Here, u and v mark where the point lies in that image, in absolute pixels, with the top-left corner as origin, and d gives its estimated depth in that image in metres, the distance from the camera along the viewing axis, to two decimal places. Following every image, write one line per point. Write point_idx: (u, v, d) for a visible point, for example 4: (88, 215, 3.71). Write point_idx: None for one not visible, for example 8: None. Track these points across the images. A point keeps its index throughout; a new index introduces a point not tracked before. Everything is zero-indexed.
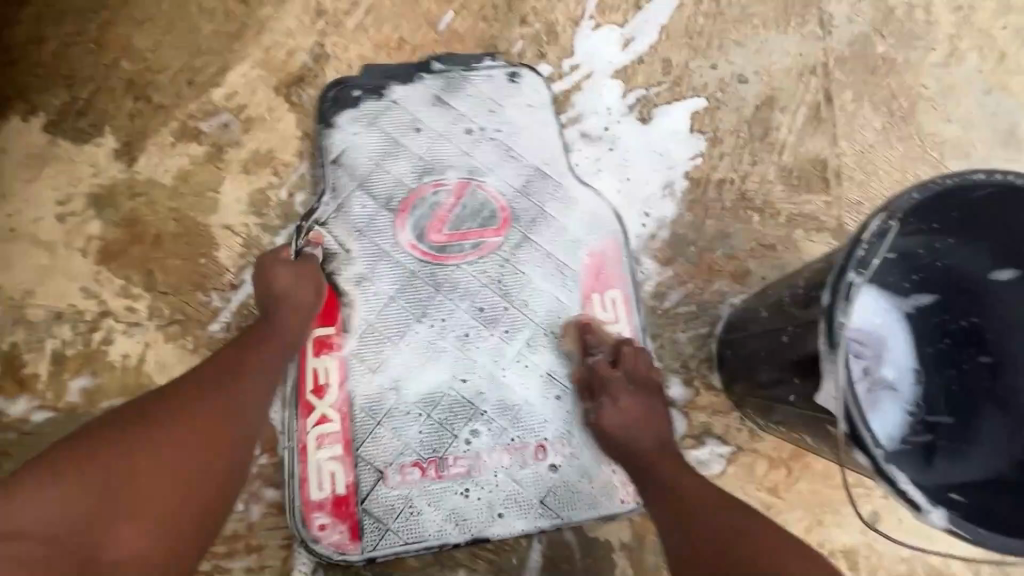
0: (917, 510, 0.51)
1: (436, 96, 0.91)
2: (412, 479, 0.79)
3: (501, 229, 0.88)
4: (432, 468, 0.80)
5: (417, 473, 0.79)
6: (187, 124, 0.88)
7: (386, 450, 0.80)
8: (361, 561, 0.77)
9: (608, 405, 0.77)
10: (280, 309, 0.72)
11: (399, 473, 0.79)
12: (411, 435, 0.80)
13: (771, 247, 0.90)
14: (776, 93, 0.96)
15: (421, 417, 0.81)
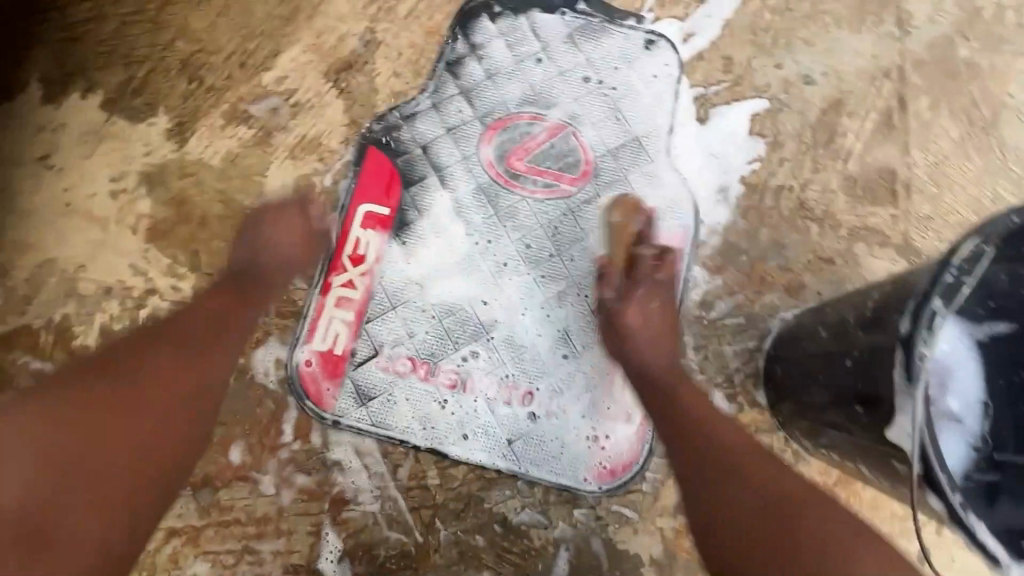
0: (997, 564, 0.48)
1: (570, 35, 0.91)
2: (401, 371, 0.82)
3: (577, 181, 0.87)
4: (423, 369, 0.83)
5: (410, 367, 0.83)
6: (238, 106, 0.89)
7: (392, 335, 0.84)
8: (327, 420, 0.81)
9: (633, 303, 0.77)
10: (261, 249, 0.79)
11: (393, 360, 0.83)
12: (418, 336, 0.84)
13: (830, 260, 0.85)
14: (844, 97, 0.90)
15: (433, 321, 0.84)
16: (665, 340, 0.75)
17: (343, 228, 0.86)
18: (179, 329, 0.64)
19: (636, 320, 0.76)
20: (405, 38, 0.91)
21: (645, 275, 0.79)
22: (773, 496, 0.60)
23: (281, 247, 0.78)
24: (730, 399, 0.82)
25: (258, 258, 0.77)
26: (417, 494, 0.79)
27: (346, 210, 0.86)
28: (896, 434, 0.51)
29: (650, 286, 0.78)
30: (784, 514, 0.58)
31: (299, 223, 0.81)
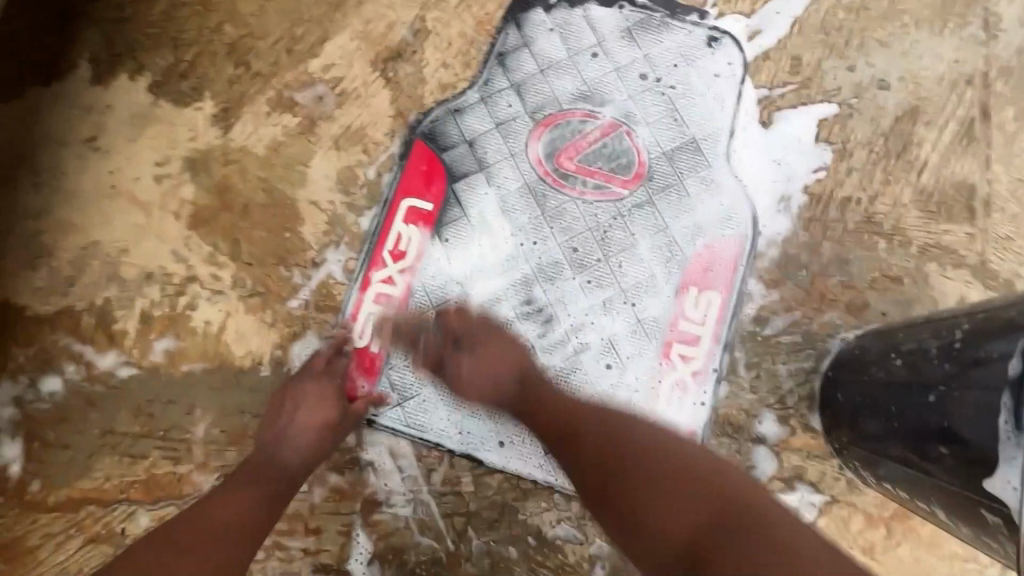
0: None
1: (628, 29, 0.87)
2: None
3: (629, 183, 0.84)
4: None
5: None
6: (283, 94, 0.87)
7: None
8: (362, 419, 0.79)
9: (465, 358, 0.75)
10: (288, 405, 0.74)
11: None
12: None
13: (897, 279, 0.80)
14: (921, 104, 0.84)
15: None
16: (513, 350, 0.75)
17: (386, 222, 0.84)
18: (216, 525, 0.62)
19: (463, 372, 0.74)
20: (456, 27, 0.88)
21: (463, 325, 0.77)
22: (610, 439, 0.62)
23: (293, 445, 0.71)
24: (782, 422, 0.78)
25: (272, 452, 0.71)
26: (450, 500, 0.77)
27: (388, 205, 0.84)
28: (997, 487, 0.48)
29: (478, 338, 0.75)
30: (615, 458, 0.60)
31: (328, 394, 0.75)
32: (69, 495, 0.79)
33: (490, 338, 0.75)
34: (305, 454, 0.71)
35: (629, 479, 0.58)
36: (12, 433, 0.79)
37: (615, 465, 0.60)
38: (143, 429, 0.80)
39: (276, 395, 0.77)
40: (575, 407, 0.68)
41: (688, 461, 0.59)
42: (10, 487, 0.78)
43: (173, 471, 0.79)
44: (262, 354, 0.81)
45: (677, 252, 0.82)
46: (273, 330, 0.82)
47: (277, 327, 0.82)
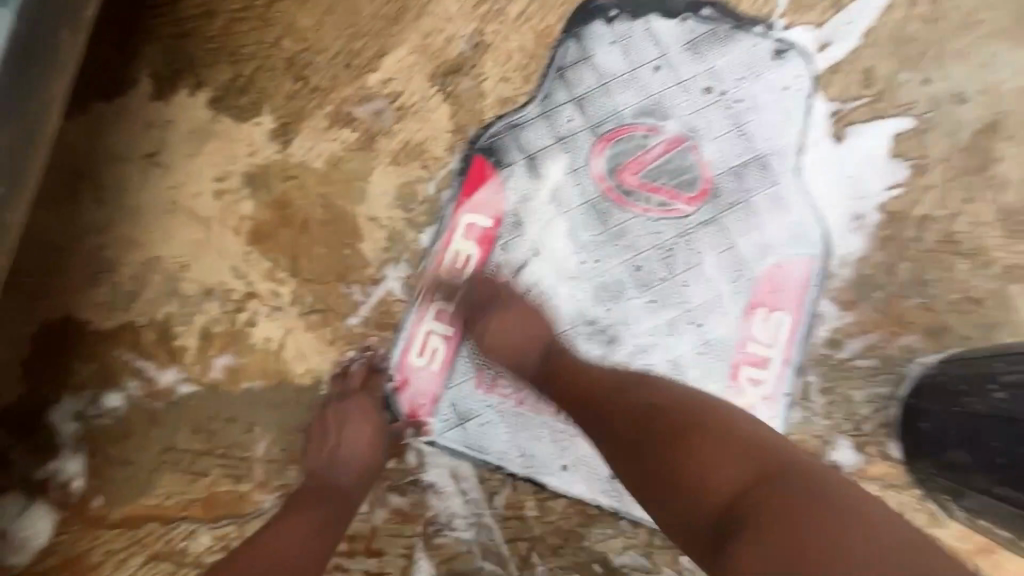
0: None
1: (691, 42, 0.85)
2: (500, 394, 0.79)
3: (694, 200, 0.81)
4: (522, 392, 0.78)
5: (508, 390, 0.79)
6: (341, 109, 0.86)
7: None
8: (422, 441, 0.78)
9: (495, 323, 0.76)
10: (331, 425, 0.76)
11: (491, 382, 0.79)
12: None
13: (979, 301, 0.76)
14: (1002, 118, 0.80)
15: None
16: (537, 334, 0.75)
17: (445, 239, 0.83)
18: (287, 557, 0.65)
19: (494, 330, 0.75)
20: (515, 41, 0.86)
21: (494, 284, 0.79)
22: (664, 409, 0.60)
23: (346, 463, 0.74)
24: (858, 450, 0.75)
25: (324, 473, 0.73)
26: (514, 525, 0.75)
27: (448, 221, 0.83)
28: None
29: (514, 301, 0.77)
30: (668, 425, 0.58)
31: (372, 411, 0.77)
32: (131, 512, 0.78)
33: (518, 300, 0.77)
34: (359, 471, 0.74)
35: (685, 443, 0.56)
36: (75, 449, 0.79)
37: (653, 423, 0.59)
38: (205, 446, 0.80)
39: (316, 417, 0.78)
40: (604, 382, 0.67)
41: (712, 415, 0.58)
42: (72, 502, 0.78)
43: (233, 490, 0.79)
44: (322, 372, 0.81)
45: (745, 271, 0.79)
46: (333, 348, 0.81)
47: (336, 345, 0.81)
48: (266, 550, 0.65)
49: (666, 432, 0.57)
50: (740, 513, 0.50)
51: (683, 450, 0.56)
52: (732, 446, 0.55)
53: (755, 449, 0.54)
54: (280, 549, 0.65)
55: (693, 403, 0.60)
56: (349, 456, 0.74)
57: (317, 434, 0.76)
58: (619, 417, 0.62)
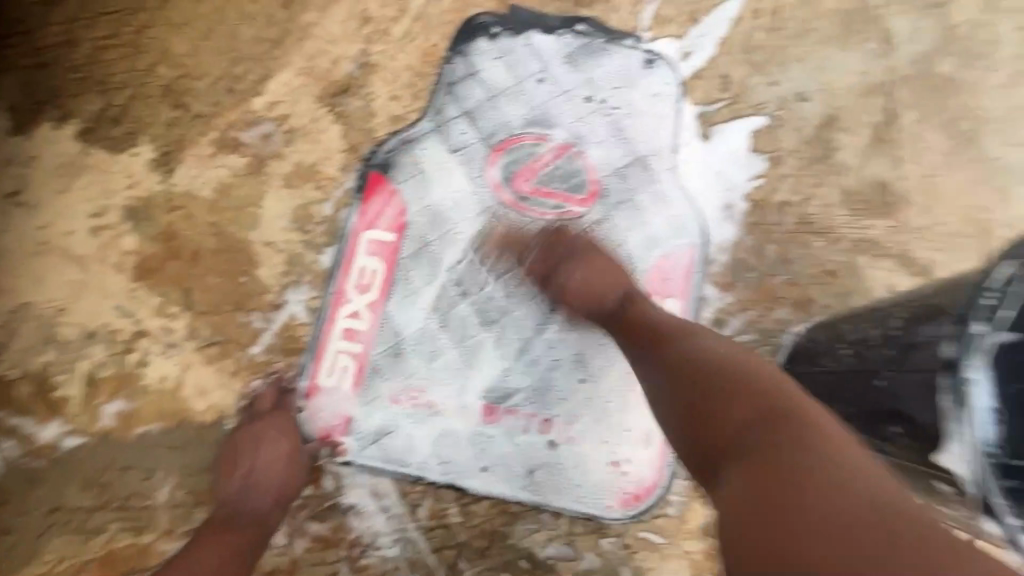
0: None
1: (570, 55, 0.91)
2: (415, 404, 0.79)
3: (585, 201, 0.86)
4: (437, 400, 0.79)
5: (422, 400, 0.79)
6: (227, 134, 0.84)
7: (403, 366, 0.80)
8: (339, 462, 0.77)
9: (576, 271, 0.78)
10: (241, 448, 0.74)
11: (405, 393, 0.79)
12: (432, 366, 0.80)
13: (834, 274, 0.87)
14: (837, 113, 0.92)
15: (447, 351, 0.81)
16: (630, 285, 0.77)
17: (347, 258, 0.82)
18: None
19: (576, 281, 0.77)
20: (401, 60, 0.89)
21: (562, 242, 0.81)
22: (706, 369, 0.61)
23: (258, 487, 0.71)
24: None
25: (236, 500, 0.71)
26: (439, 534, 0.76)
27: (349, 238, 0.83)
28: (946, 460, 0.56)
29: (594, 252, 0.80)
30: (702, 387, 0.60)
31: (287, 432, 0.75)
32: None
33: (592, 254, 0.79)
34: (274, 495, 0.72)
35: (712, 398, 0.59)
36: None
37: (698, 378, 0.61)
38: (98, 501, 0.74)
39: (226, 446, 0.76)
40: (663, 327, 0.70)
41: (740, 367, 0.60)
42: None
43: (136, 543, 0.74)
44: (227, 406, 0.78)
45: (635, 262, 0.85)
46: (236, 379, 0.78)
47: (240, 376, 0.78)
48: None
49: (706, 392, 0.60)
50: (753, 446, 0.53)
51: (718, 404, 0.58)
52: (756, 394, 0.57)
53: (777, 397, 0.57)
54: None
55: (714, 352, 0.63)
56: (259, 480, 0.72)
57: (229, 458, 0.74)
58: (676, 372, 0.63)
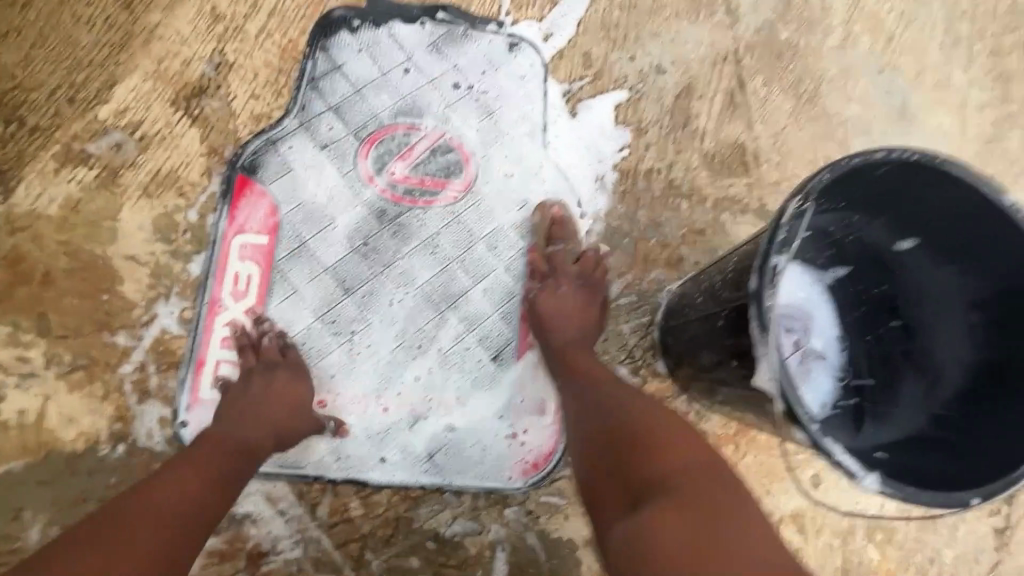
0: (852, 477, 0.51)
1: (434, 43, 0.91)
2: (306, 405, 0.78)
3: (462, 187, 0.88)
4: (329, 398, 0.79)
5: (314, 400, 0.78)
6: (72, 146, 0.80)
7: None
8: None
9: (548, 290, 0.81)
10: (267, 378, 0.73)
11: None
12: (320, 365, 0.79)
13: (701, 231, 0.93)
14: (693, 82, 0.98)
15: (335, 348, 0.80)
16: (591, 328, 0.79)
17: (219, 265, 0.79)
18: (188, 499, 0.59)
19: (549, 303, 0.80)
20: (260, 57, 0.86)
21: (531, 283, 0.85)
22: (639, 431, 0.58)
23: (267, 418, 0.70)
24: (634, 374, 0.87)
25: (245, 424, 0.68)
26: (342, 530, 0.76)
27: (219, 245, 0.80)
28: (761, 381, 0.55)
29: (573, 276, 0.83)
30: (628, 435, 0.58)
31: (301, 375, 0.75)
32: None
33: (589, 289, 0.82)
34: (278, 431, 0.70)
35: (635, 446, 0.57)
36: None
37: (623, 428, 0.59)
38: None
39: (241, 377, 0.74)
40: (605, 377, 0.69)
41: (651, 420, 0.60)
42: None
43: None
44: (98, 432, 0.73)
45: (515, 241, 0.87)
46: (106, 404, 0.74)
47: (110, 399, 0.74)
48: (171, 509, 0.57)
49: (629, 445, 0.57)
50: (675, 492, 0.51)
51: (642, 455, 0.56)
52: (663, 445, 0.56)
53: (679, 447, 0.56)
54: (179, 510, 0.57)
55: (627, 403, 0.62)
56: (274, 411, 0.71)
57: (249, 381, 0.73)
58: (607, 419, 0.61)
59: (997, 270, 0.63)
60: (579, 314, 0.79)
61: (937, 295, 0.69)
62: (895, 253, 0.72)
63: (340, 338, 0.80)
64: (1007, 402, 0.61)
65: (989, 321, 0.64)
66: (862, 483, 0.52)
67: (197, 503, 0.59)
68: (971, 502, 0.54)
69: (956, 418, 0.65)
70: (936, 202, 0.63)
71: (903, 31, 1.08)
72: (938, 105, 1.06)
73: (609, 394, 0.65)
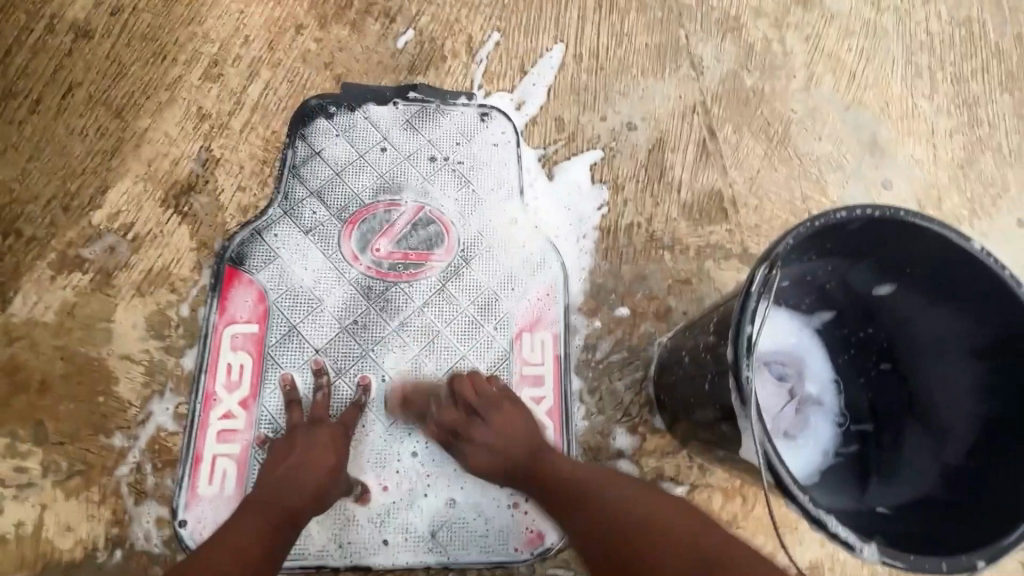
0: (851, 549, 0.52)
1: (407, 120, 0.95)
2: None
3: (445, 254, 0.89)
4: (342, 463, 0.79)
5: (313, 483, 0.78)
6: (67, 252, 0.82)
7: None
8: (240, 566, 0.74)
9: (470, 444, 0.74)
10: (309, 437, 0.74)
11: None
12: None
13: (687, 281, 0.93)
14: (665, 136, 1.01)
15: None
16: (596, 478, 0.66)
17: (212, 358, 0.80)
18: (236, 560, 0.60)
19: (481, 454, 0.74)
20: (245, 150, 0.90)
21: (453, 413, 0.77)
22: (614, 518, 0.60)
23: (308, 478, 0.70)
24: (632, 432, 0.86)
25: (288, 485, 0.69)
26: None
27: (210, 338, 0.81)
28: (747, 450, 0.55)
29: (489, 404, 0.76)
30: (627, 532, 0.58)
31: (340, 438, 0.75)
32: None
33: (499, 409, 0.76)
34: (318, 495, 0.69)
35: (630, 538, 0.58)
36: None
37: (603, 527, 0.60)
38: None
39: (280, 440, 0.75)
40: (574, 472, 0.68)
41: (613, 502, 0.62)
42: None
43: None
44: (95, 539, 0.73)
45: (501, 303, 0.88)
46: (103, 508, 0.74)
47: (106, 503, 0.74)
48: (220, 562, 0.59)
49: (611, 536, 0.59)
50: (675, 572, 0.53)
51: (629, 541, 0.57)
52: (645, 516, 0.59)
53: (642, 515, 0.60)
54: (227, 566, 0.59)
55: (581, 492, 0.65)
56: (320, 475, 0.71)
57: (288, 444, 0.74)
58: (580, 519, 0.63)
59: (993, 313, 0.62)
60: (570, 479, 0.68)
61: (934, 334, 0.68)
62: (873, 297, 0.72)
63: (365, 400, 0.81)
64: (1016, 459, 0.60)
65: (994, 367, 0.63)
66: (860, 553, 0.52)
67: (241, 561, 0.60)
68: (979, 565, 0.53)
69: (969, 470, 0.63)
70: (909, 250, 0.64)
71: (864, 68, 1.12)
72: (907, 134, 1.09)
73: (576, 494, 0.65)
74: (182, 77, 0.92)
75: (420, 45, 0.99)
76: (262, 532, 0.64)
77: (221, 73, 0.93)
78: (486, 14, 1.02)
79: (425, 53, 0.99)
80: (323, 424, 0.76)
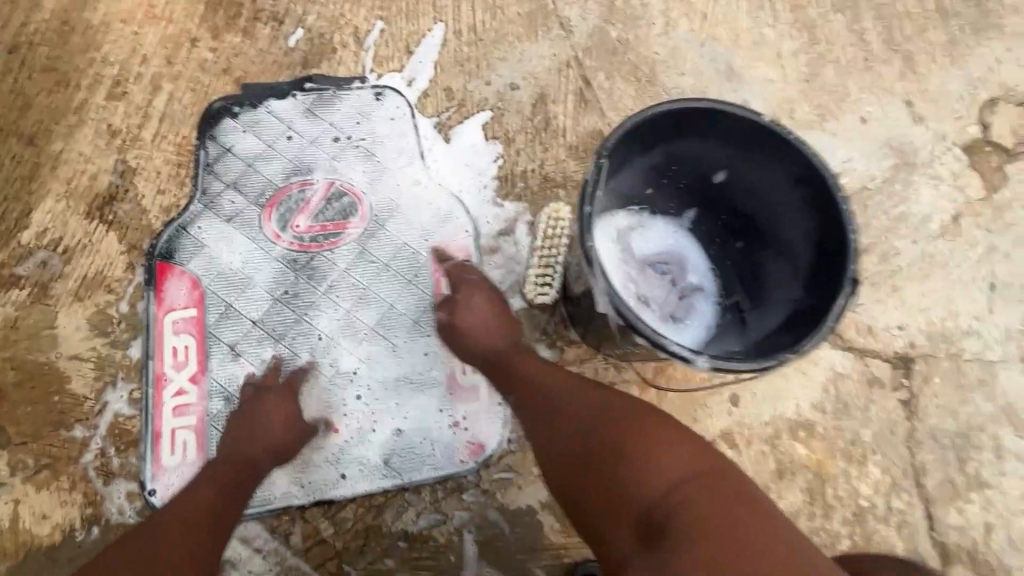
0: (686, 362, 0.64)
1: (307, 109, 1.04)
2: None
3: (361, 221, 0.98)
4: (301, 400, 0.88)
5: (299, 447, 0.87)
6: (2, 273, 0.88)
7: None
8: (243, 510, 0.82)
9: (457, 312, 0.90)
10: (257, 406, 0.83)
11: None
12: None
13: None
14: (545, 91, 1.13)
15: None
16: (588, 403, 0.68)
17: (157, 345, 0.87)
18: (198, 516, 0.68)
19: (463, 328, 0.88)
20: (159, 156, 0.97)
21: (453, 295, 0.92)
22: (613, 428, 0.64)
23: (260, 438, 0.80)
24: (552, 348, 0.97)
25: (244, 446, 0.79)
26: (317, 551, 0.83)
27: (152, 327, 0.88)
28: (602, 305, 0.68)
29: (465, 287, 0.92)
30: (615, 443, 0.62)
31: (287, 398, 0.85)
32: None
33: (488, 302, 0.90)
34: (275, 449, 0.80)
35: (628, 454, 0.60)
36: None
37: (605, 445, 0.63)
38: None
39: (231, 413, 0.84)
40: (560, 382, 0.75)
41: (624, 415, 0.65)
42: None
43: None
44: (71, 521, 0.79)
45: (418, 255, 0.98)
46: (74, 493, 0.80)
47: (76, 488, 0.80)
48: (188, 515, 0.68)
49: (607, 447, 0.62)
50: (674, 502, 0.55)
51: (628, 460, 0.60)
52: (655, 439, 0.61)
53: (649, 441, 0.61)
54: (192, 516, 0.68)
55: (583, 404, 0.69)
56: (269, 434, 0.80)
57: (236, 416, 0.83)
58: (576, 429, 0.66)
59: (790, 167, 0.75)
60: (556, 388, 0.74)
61: (768, 199, 0.81)
62: (719, 184, 0.85)
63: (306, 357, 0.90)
64: (831, 276, 0.72)
65: (808, 210, 0.75)
66: (696, 365, 0.65)
67: (205, 514, 0.69)
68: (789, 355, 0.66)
69: (806, 298, 0.75)
70: (724, 134, 0.77)
71: (713, 7, 1.26)
72: (758, 60, 1.24)
73: (563, 407, 0.70)
74: (87, 100, 0.98)
75: (310, 41, 1.08)
76: (226, 492, 0.73)
77: (124, 91, 1.00)
78: (367, 6, 1.12)
79: (315, 48, 1.07)
80: (270, 390, 0.85)
